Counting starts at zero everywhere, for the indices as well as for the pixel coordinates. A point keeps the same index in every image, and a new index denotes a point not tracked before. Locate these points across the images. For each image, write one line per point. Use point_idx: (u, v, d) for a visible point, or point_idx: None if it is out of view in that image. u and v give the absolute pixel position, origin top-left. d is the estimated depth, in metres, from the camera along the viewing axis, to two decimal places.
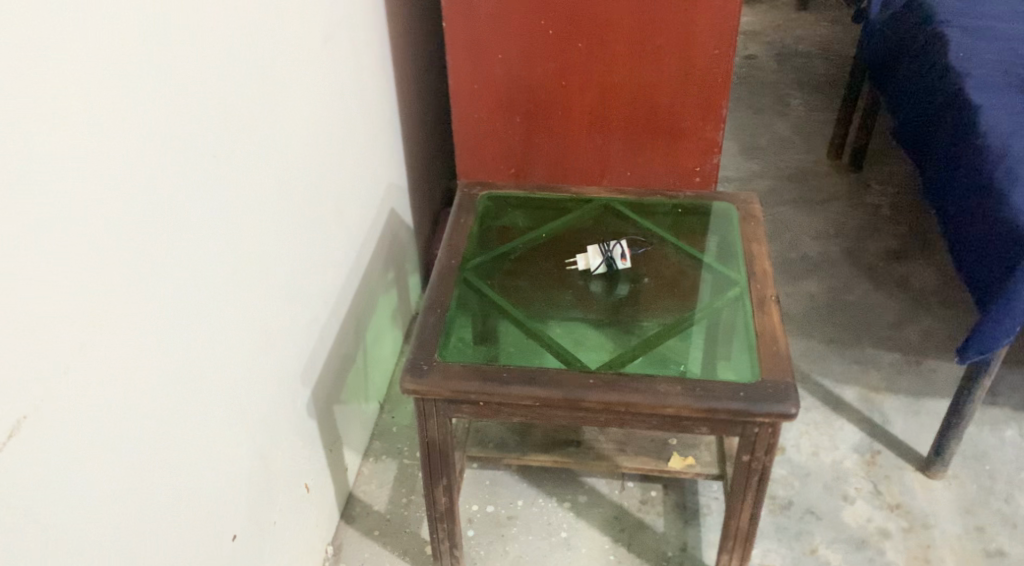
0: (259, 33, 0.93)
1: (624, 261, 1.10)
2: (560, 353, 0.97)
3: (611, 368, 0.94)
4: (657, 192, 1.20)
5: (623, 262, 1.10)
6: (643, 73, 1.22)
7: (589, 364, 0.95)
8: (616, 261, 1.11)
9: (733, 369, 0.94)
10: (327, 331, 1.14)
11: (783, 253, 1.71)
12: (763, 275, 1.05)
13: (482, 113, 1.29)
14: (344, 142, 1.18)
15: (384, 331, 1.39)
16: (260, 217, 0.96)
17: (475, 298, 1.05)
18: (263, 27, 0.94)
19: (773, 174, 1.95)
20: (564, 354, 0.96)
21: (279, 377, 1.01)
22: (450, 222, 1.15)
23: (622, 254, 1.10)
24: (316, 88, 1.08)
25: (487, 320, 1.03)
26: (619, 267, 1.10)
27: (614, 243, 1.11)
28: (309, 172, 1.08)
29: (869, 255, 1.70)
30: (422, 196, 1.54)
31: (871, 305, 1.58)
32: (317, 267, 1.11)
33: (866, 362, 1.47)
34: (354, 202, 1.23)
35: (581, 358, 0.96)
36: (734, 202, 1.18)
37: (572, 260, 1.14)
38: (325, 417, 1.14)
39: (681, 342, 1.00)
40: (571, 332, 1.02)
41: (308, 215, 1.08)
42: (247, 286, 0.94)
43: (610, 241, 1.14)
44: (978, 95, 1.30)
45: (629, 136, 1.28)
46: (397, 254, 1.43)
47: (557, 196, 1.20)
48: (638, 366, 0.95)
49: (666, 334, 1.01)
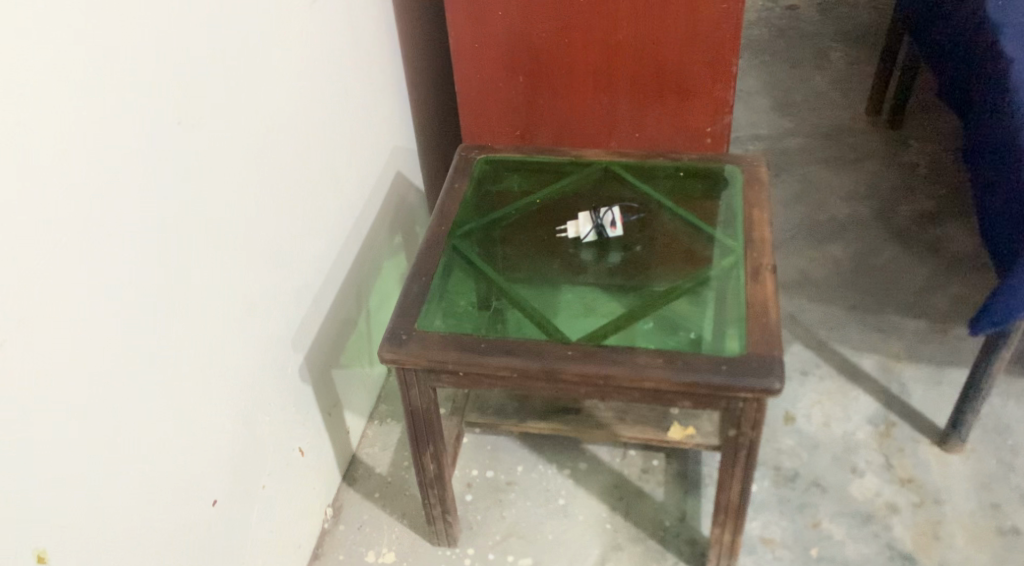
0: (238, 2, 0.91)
1: (614, 228, 1.07)
2: (543, 325, 0.95)
3: (592, 339, 0.92)
4: (661, 154, 1.16)
5: (614, 229, 1.07)
6: (648, 31, 1.17)
7: (571, 335, 0.93)
8: (605, 230, 1.08)
9: (720, 343, 0.91)
10: (322, 299, 1.14)
11: (810, 216, 1.65)
12: (761, 242, 1.01)
13: (485, 74, 1.26)
14: (338, 108, 1.16)
15: (390, 294, 1.40)
16: (242, 189, 0.95)
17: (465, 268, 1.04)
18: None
19: (806, 132, 1.87)
20: (547, 326, 0.94)
21: (267, 345, 1.02)
22: (445, 187, 1.13)
23: (612, 222, 1.07)
24: (305, 55, 1.06)
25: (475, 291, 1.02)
26: (610, 234, 1.08)
27: (609, 208, 1.07)
28: (299, 140, 1.07)
29: (902, 217, 1.63)
30: (432, 157, 1.53)
31: (900, 270, 1.52)
32: (309, 235, 1.10)
33: (889, 330, 1.41)
34: (351, 170, 1.22)
35: (564, 330, 0.94)
36: (740, 165, 1.13)
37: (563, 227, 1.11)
38: (321, 381, 1.15)
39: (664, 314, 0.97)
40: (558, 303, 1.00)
41: (299, 184, 1.07)
42: (228, 260, 0.94)
43: (607, 207, 1.11)
44: (1012, 46, 1.21)
45: (636, 96, 1.24)
46: (403, 216, 1.43)
47: (557, 159, 1.17)
48: (620, 337, 0.92)
49: (650, 306, 0.98)
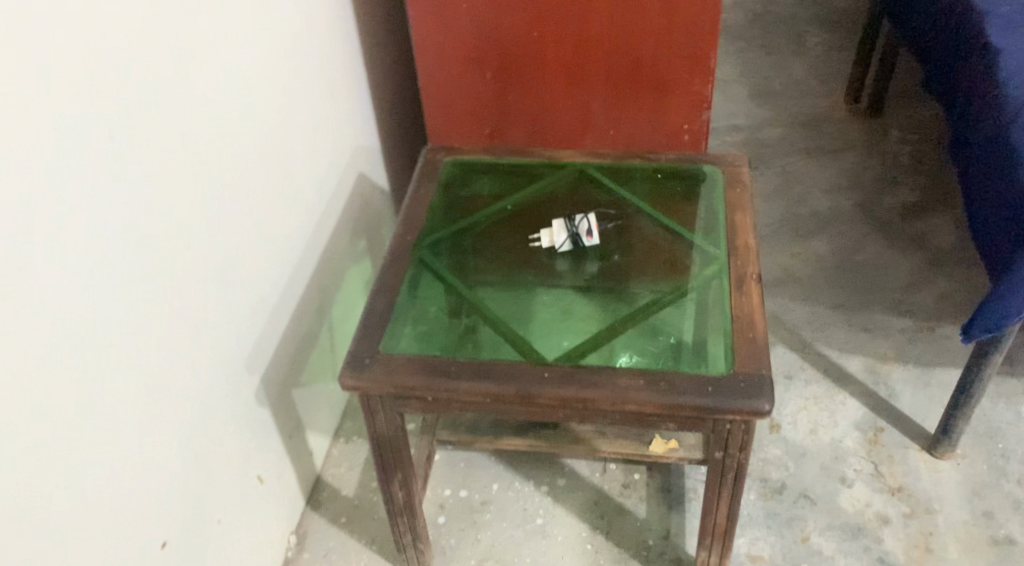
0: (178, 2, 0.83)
1: (590, 237, 1.00)
2: (517, 344, 0.88)
3: (569, 359, 0.85)
4: (637, 155, 1.09)
5: (590, 238, 1.00)
6: (622, 23, 1.10)
7: (547, 355, 0.86)
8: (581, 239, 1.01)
9: (706, 362, 0.85)
10: (280, 315, 1.07)
11: (791, 210, 1.60)
12: (744, 250, 0.95)
13: (451, 70, 1.19)
14: (294, 109, 1.08)
15: (355, 304, 1.33)
16: (187, 204, 0.88)
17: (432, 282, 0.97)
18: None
19: (784, 121, 1.82)
20: (522, 345, 0.88)
21: (218, 369, 0.95)
22: (410, 191, 1.06)
23: (588, 230, 1.00)
24: (257, 55, 0.98)
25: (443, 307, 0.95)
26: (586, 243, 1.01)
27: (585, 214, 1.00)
28: (252, 147, 0.99)
29: (884, 210, 1.58)
30: (397, 156, 1.45)
31: (884, 266, 1.47)
32: (263, 248, 1.03)
33: (875, 329, 1.36)
34: (310, 175, 1.14)
35: (539, 349, 0.88)
36: (720, 165, 1.07)
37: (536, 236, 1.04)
38: (280, 401, 1.08)
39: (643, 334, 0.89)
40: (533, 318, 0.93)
41: (252, 194, 1.00)
42: (172, 284, 0.86)
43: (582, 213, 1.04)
44: (1000, 35, 1.16)
45: (611, 92, 1.17)
46: (367, 221, 1.36)
47: (529, 160, 1.10)
48: (599, 357, 0.86)
49: (630, 323, 0.91)
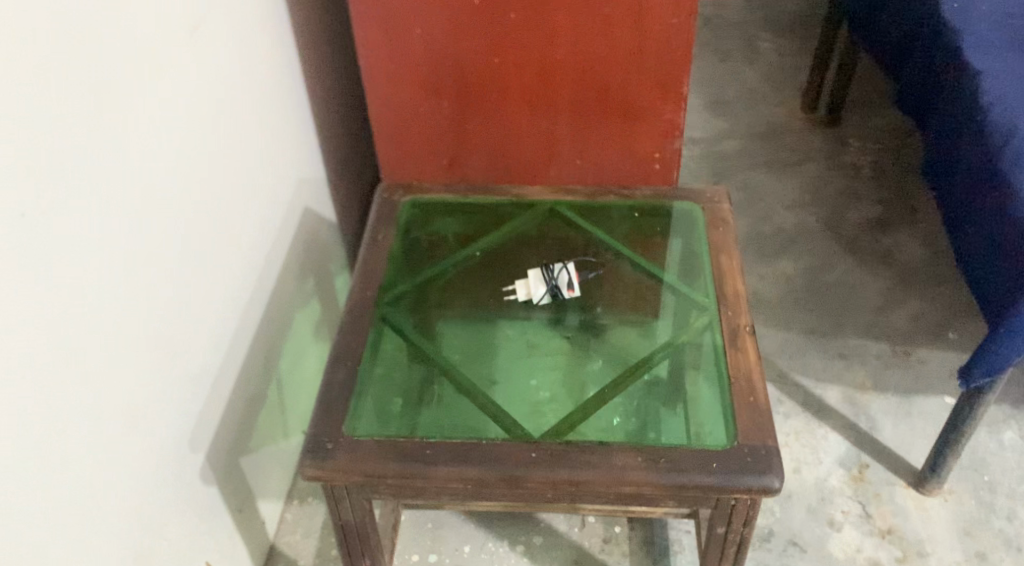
0: (91, 45, 0.72)
1: (572, 291, 0.95)
2: (501, 420, 0.80)
3: (557, 435, 0.77)
4: (611, 189, 1.01)
5: (571, 292, 0.96)
6: (590, 47, 1.02)
7: (533, 432, 0.78)
8: (561, 291, 0.96)
9: (705, 435, 0.77)
10: (224, 381, 0.96)
11: (756, 227, 1.54)
12: (735, 297, 0.88)
13: (403, 97, 1.09)
14: (231, 150, 0.97)
15: (305, 350, 1.23)
16: (114, 276, 0.76)
17: (395, 346, 0.88)
18: (97, 33, 0.73)
19: (743, 133, 1.77)
20: (505, 421, 0.80)
21: (155, 454, 0.84)
22: (365, 238, 0.96)
23: (569, 284, 0.96)
24: (188, 96, 0.87)
25: (411, 377, 0.86)
26: (566, 297, 0.96)
27: (563, 264, 0.96)
28: (185, 199, 0.88)
29: (850, 226, 1.54)
30: (343, 184, 1.34)
31: (854, 286, 1.43)
32: (203, 308, 0.92)
33: (850, 356, 1.32)
34: (252, 219, 1.03)
35: (523, 425, 0.80)
36: (700, 201, 1.00)
37: (510, 289, 0.97)
38: (225, 475, 0.97)
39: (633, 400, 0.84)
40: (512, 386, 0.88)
41: (188, 251, 0.89)
42: (99, 369, 0.75)
43: (560, 262, 0.97)
44: (978, 55, 1.11)
45: (578, 119, 1.09)
46: (313, 258, 1.25)
47: (496, 199, 1.01)
48: (589, 432, 0.78)
49: (620, 386, 0.85)
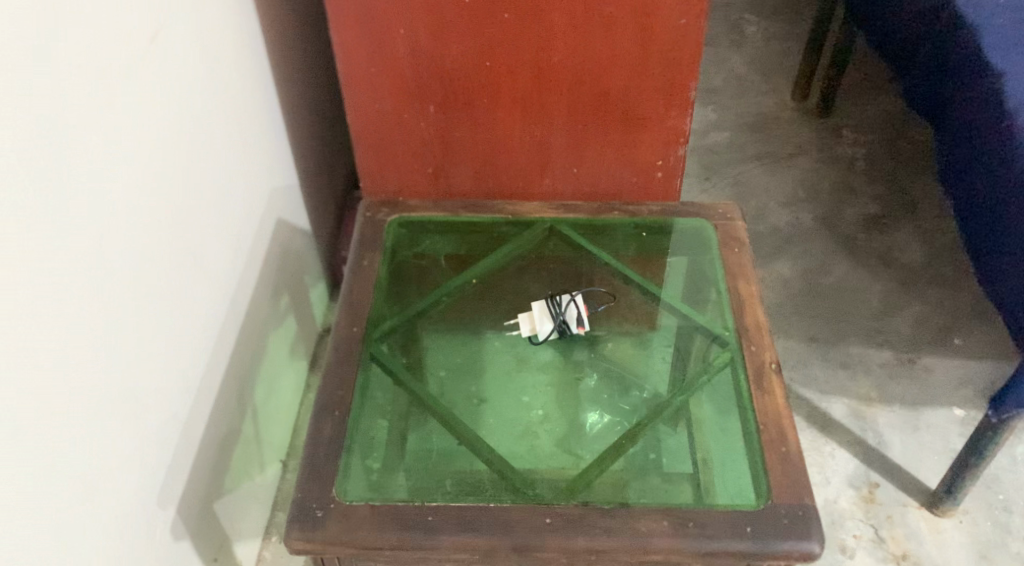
0: (27, 70, 0.62)
1: (580, 327, 0.87)
2: (511, 483, 0.72)
3: (573, 497, 0.70)
4: (614, 206, 0.93)
5: (579, 328, 0.87)
6: (589, 50, 0.93)
7: (547, 494, 0.70)
8: (570, 328, 0.87)
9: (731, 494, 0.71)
10: (194, 424, 0.88)
11: (749, 227, 1.47)
12: (756, 329, 0.81)
13: (383, 103, 1.00)
14: (196, 169, 0.88)
15: (281, 373, 1.14)
16: (66, 329, 0.67)
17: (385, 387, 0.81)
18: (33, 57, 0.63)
19: (731, 124, 1.69)
20: (516, 483, 0.72)
21: (121, 517, 0.76)
22: (349, 265, 0.88)
23: (578, 319, 0.87)
24: (145, 116, 0.77)
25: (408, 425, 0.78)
26: (574, 333, 0.88)
27: (570, 297, 0.87)
28: (147, 230, 0.78)
29: (847, 223, 1.47)
30: (315, 189, 1.25)
31: (853, 289, 1.37)
32: (169, 349, 0.83)
33: (853, 365, 1.26)
34: (220, 243, 0.94)
35: (536, 485, 0.72)
36: (711, 218, 0.92)
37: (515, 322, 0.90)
38: (201, 524, 0.90)
39: (651, 451, 0.76)
40: (510, 424, 0.82)
41: (151, 288, 0.80)
42: (53, 436, 0.66)
43: (568, 293, 0.89)
44: (997, 55, 1.04)
45: (574, 126, 1.01)
46: (287, 273, 1.16)
47: (489, 218, 0.93)
48: (607, 492, 0.71)
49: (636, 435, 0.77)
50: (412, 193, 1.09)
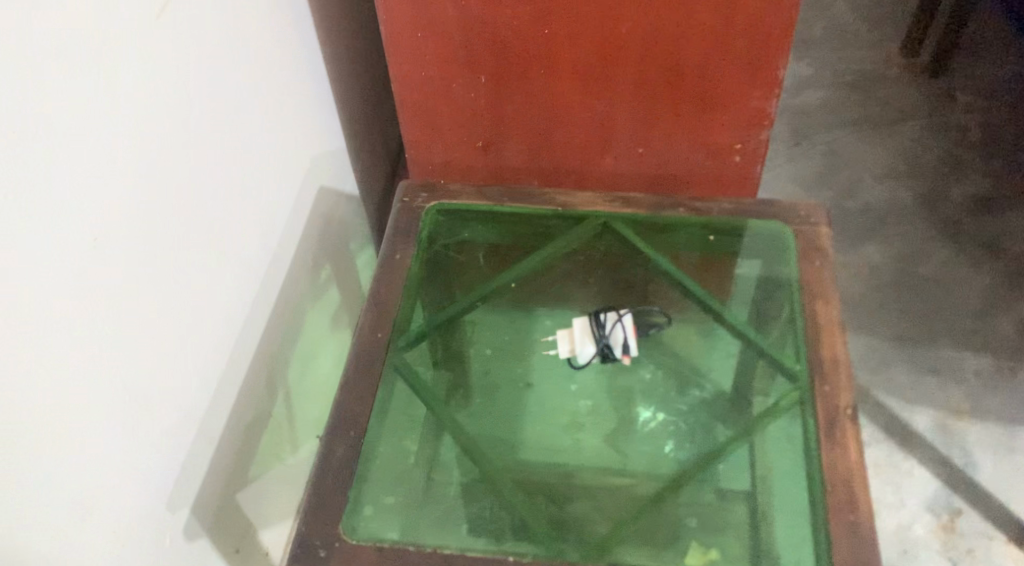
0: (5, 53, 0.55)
1: (626, 355, 0.81)
2: (532, 535, 0.67)
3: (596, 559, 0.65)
4: (680, 201, 0.82)
5: (625, 355, 0.81)
6: (662, 21, 0.81)
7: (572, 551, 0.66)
8: (614, 353, 0.81)
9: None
10: (212, 421, 0.83)
11: (838, 203, 1.33)
12: (832, 364, 0.71)
13: (429, 71, 0.90)
14: (225, 147, 0.80)
15: (319, 349, 1.08)
16: (63, 343, 0.62)
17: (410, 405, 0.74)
18: (13, 46, 0.55)
19: (828, 82, 1.52)
20: (537, 537, 0.67)
21: (131, 522, 0.72)
22: (381, 258, 0.80)
23: (625, 347, 0.81)
24: (162, 95, 0.70)
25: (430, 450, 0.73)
26: (619, 358, 0.82)
27: (613, 319, 0.80)
28: (162, 224, 0.72)
29: (951, 204, 1.32)
30: (361, 150, 1.16)
31: (952, 281, 1.22)
32: (188, 341, 0.77)
33: (944, 372, 1.13)
34: (253, 223, 0.87)
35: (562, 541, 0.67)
36: (791, 221, 0.81)
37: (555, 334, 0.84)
38: (219, 520, 0.86)
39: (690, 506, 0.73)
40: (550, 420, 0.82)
41: (168, 279, 0.73)
42: (47, 460, 0.62)
43: (613, 308, 0.82)
44: None
45: (641, 104, 0.89)
46: (329, 243, 1.09)
47: (537, 209, 0.83)
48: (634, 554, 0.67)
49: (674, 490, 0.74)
50: (460, 168, 0.99)
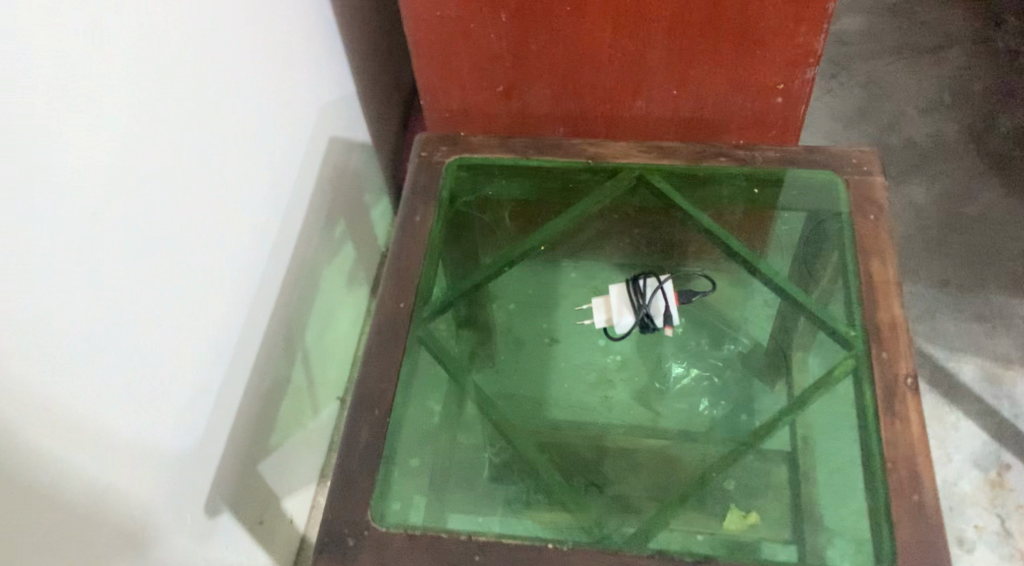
0: None
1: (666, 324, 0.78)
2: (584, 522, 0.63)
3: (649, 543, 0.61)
4: (719, 150, 0.76)
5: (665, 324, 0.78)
6: None
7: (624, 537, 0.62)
8: None
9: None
10: (226, 395, 0.78)
11: (879, 139, 1.25)
12: (892, 328, 0.66)
13: (445, 10, 0.83)
14: (227, 102, 0.74)
15: (336, 308, 1.04)
16: (66, 323, 0.57)
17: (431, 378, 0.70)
18: None
19: (867, 7, 1.43)
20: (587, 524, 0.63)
21: (149, 503, 0.69)
22: (399, 219, 0.75)
23: None
24: (158, 47, 0.64)
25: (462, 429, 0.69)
26: (659, 327, 0.79)
27: (655, 288, 0.77)
28: (162, 191, 0.66)
29: (1000, 138, 1.24)
30: (373, 95, 1.10)
31: (1000, 221, 1.15)
32: (200, 311, 0.73)
33: (992, 319, 1.07)
34: (261, 183, 0.82)
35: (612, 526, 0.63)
36: (841, 170, 0.74)
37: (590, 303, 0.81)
38: (240, 493, 0.83)
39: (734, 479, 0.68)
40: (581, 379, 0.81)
41: (175, 246, 0.69)
42: (50, 452, 0.57)
43: (650, 274, 0.79)
44: None
45: (676, 42, 0.82)
46: (342, 197, 1.03)
47: (564, 162, 0.78)
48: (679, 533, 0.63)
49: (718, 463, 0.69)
50: (481, 114, 0.93)
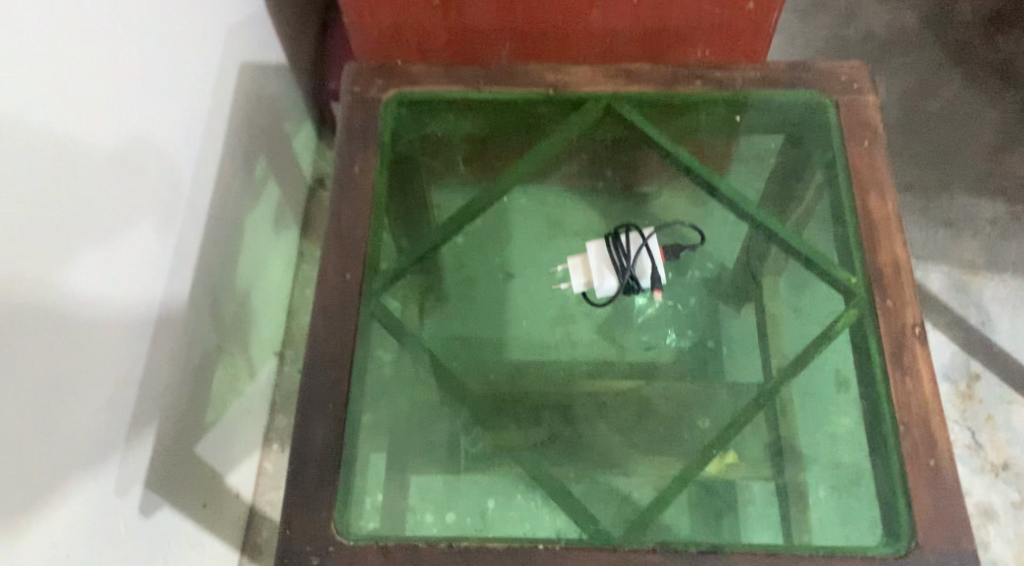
0: None
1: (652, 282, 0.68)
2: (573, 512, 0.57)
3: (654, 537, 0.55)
4: (692, 73, 0.68)
5: (651, 282, 0.68)
6: None
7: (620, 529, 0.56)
8: (639, 282, 0.68)
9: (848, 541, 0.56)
10: (154, 385, 0.68)
11: (835, 32, 1.17)
12: (895, 272, 0.61)
13: None
14: (111, 45, 0.60)
15: (265, 257, 0.93)
16: None
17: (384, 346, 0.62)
18: None
19: None
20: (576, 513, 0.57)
21: (88, 515, 0.61)
22: (336, 171, 0.65)
23: (650, 272, 0.68)
24: None
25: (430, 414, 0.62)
26: (646, 286, 0.69)
27: (639, 248, 0.67)
28: (43, 165, 0.54)
29: (959, 26, 1.17)
30: (284, 11, 0.96)
31: (962, 117, 1.10)
32: (120, 290, 0.63)
33: (957, 224, 1.04)
34: (168, 132, 0.69)
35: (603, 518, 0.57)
36: (830, 92, 0.67)
37: (573, 267, 0.71)
38: (180, 483, 0.74)
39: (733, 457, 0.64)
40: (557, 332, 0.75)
41: (80, 221, 0.58)
42: None
43: (628, 228, 0.69)
44: None
45: None
46: (261, 133, 0.91)
47: (521, 95, 0.68)
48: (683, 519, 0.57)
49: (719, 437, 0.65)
50: (415, 33, 0.81)
